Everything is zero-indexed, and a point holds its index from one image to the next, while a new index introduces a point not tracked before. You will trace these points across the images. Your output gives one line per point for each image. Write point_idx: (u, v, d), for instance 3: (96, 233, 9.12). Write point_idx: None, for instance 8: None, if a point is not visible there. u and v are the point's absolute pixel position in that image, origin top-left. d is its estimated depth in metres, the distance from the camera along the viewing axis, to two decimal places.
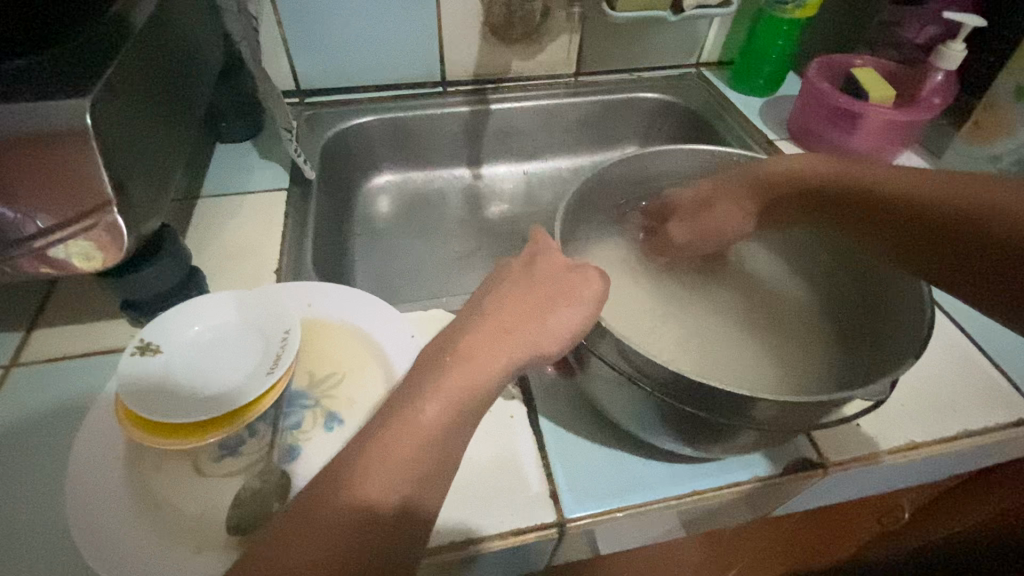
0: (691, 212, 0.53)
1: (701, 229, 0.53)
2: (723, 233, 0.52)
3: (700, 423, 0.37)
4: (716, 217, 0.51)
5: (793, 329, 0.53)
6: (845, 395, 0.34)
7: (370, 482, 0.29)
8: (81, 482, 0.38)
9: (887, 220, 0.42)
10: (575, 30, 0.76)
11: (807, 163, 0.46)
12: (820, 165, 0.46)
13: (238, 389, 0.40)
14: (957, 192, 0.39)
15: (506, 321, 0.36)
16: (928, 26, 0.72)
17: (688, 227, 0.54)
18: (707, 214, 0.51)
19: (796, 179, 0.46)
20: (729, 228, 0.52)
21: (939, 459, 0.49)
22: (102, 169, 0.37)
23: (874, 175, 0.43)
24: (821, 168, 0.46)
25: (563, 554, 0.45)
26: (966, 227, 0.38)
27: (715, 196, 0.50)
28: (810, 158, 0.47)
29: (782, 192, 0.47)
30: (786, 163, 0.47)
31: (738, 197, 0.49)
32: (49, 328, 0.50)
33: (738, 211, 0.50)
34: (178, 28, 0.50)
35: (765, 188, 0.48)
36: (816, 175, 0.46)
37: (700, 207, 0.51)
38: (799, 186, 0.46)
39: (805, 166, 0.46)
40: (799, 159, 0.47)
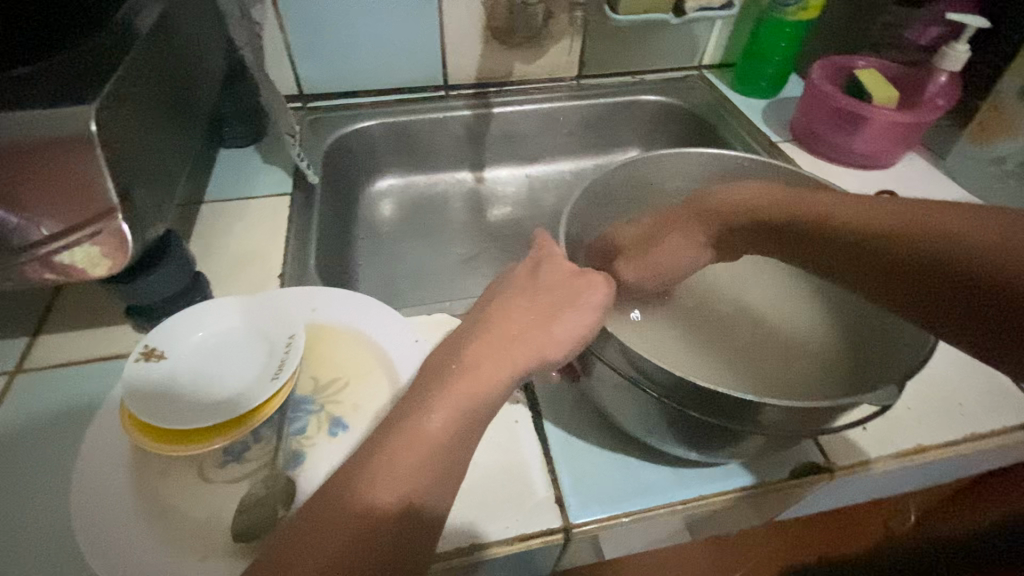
0: (635, 252, 0.49)
1: (648, 267, 0.48)
2: (674, 269, 0.49)
3: (706, 429, 0.36)
4: (667, 249, 0.48)
5: (794, 337, 0.53)
6: (853, 400, 0.33)
7: (374, 492, 0.29)
8: (85, 490, 0.38)
9: (839, 252, 0.39)
10: (577, 33, 0.76)
11: (750, 194, 0.44)
12: (761, 194, 0.43)
13: (242, 395, 0.40)
14: (895, 215, 0.37)
15: (511, 327, 0.36)
16: (931, 27, 0.72)
17: (638, 264, 0.48)
18: (655, 248, 0.48)
19: (744, 212, 0.44)
20: (681, 264, 0.49)
21: (945, 462, 0.49)
22: (106, 175, 0.37)
23: (817, 203, 0.40)
24: (762, 198, 0.43)
25: (568, 559, 0.44)
26: (922, 257, 0.35)
27: (665, 230, 0.48)
28: (752, 186, 0.44)
29: (732, 224, 0.45)
30: (728, 194, 0.45)
31: (694, 226, 0.47)
32: (54, 334, 0.50)
33: (688, 242, 0.48)
34: (182, 34, 0.51)
35: (712, 220, 0.46)
36: (761, 207, 0.43)
37: (648, 242, 0.49)
38: (747, 220, 0.44)
39: (748, 198, 0.44)
40: (740, 190, 0.44)
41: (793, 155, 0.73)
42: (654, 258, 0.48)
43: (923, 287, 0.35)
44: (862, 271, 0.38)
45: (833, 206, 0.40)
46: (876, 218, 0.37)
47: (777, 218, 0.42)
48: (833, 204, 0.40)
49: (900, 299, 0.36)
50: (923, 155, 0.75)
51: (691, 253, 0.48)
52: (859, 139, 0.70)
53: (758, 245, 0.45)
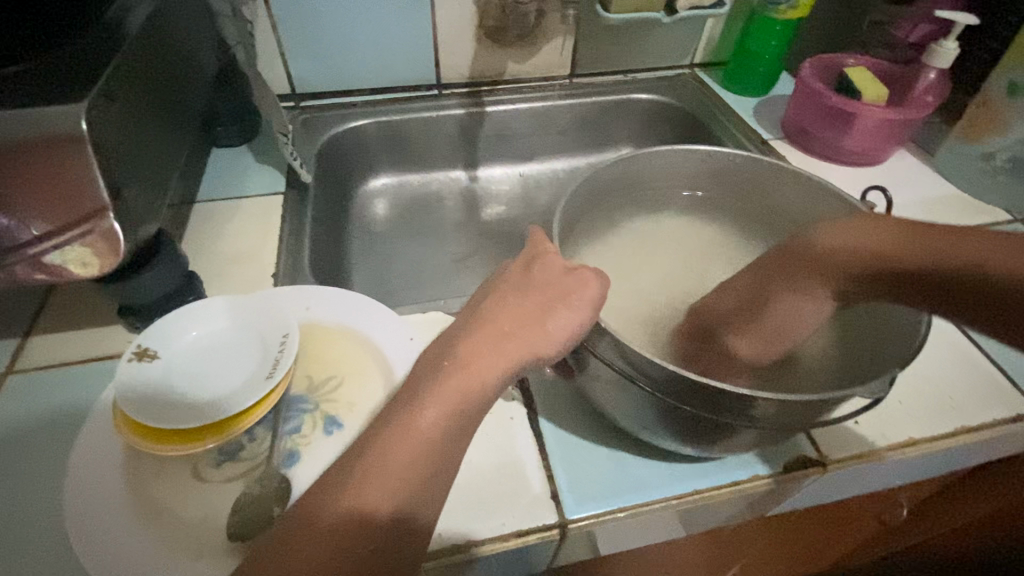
0: (743, 318, 0.45)
1: (763, 337, 0.44)
2: (794, 333, 0.44)
3: (698, 423, 0.37)
4: (788, 313, 0.43)
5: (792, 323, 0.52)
6: (844, 393, 0.34)
7: (367, 490, 0.29)
8: (77, 492, 0.38)
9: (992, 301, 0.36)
10: (569, 32, 0.76)
11: (874, 237, 0.41)
12: (891, 240, 0.40)
13: (236, 395, 0.40)
14: None
15: (505, 325, 0.36)
16: (920, 25, 0.72)
17: (748, 330, 0.44)
18: (771, 313, 0.44)
19: (866, 261, 0.40)
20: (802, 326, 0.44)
21: (938, 455, 0.49)
22: (98, 175, 0.37)
23: (968, 249, 0.37)
24: (895, 244, 0.40)
25: (564, 555, 0.45)
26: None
27: (771, 289, 0.44)
28: (874, 228, 0.41)
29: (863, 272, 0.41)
30: (847, 239, 0.41)
31: (807, 281, 0.43)
32: (46, 334, 0.50)
33: (804, 300, 0.43)
34: (173, 33, 0.50)
35: (830, 274, 0.42)
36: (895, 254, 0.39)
37: (755, 306, 0.45)
38: (876, 269, 0.40)
39: (873, 242, 0.40)
40: (863, 230, 0.41)
41: (785, 152, 0.74)
42: (774, 316, 0.43)
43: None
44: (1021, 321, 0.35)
45: (979, 247, 0.37)
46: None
47: (916, 264, 0.38)
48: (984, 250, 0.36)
49: None
50: (912, 152, 0.76)
51: (817, 311, 0.43)
52: (850, 137, 0.70)
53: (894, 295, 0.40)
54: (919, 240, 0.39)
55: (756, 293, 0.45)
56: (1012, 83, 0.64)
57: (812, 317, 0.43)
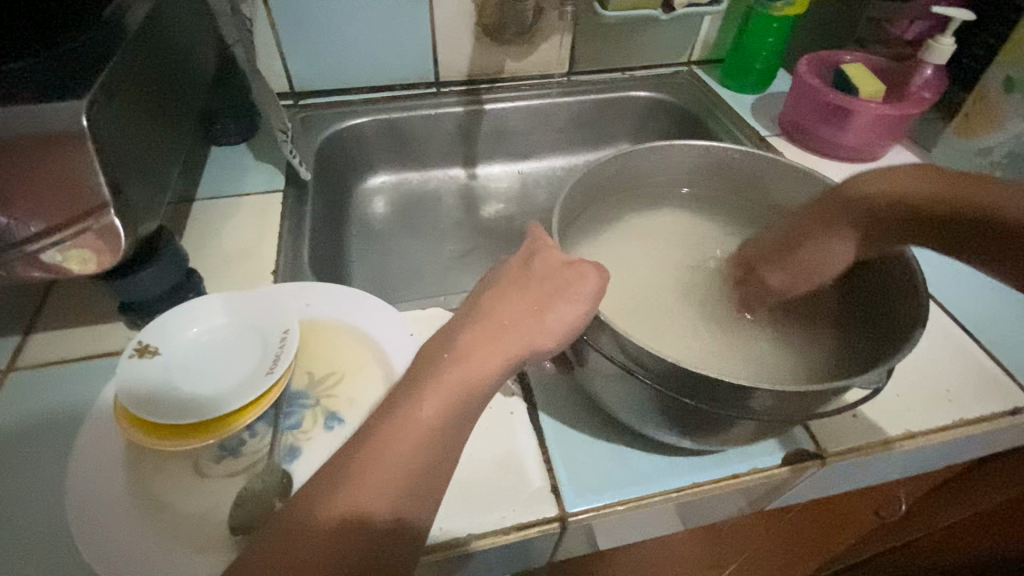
0: (775, 258, 0.50)
1: (797, 273, 0.47)
2: (824, 271, 0.47)
3: (698, 415, 0.37)
4: (818, 253, 0.46)
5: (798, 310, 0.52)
6: (842, 383, 0.34)
7: (369, 482, 0.29)
8: (78, 487, 0.38)
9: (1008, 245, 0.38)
10: (567, 30, 0.76)
11: (914, 184, 0.42)
12: (931, 186, 0.41)
13: (238, 390, 0.40)
14: None
15: (504, 318, 0.37)
16: (916, 22, 0.72)
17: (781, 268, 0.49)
18: (802, 252, 0.47)
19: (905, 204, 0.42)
20: (833, 266, 0.46)
21: (938, 447, 0.49)
22: (99, 171, 0.37)
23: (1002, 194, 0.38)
24: (935, 191, 0.41)
25: (564, 549, 0.45)
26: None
27: (806, 231, 0.46)
28: (916, 180, 0.42)
29: (901, 216, 0.43)
30: (888, 184, 0.43)
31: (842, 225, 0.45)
32: (46, 331, 0.50)
33: (838, 242, 0.45)
34: (172, 30, 0.50)
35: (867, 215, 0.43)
36: (933, 200, 0.41)
37: (789, 245, 0.48)
38: (914, 214, 0.42)
39: (916, 189, 0.42)
40: (906, 176, 0.43)
41: (782, 149, 0.74)
42: (810, 254, 0.46)
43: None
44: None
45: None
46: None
47: (956, 209, 0.40)
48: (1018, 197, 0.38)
49: None
50: (909, 148, 0.76)
51: (844, 251, 0.45)
52: (847, 132, 0.71)
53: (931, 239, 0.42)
54: (958, 187, 0.40)
55: (793, 234, 0.47)
56: (1008, 77, 0.64)
57: (840, 256, 0.46)
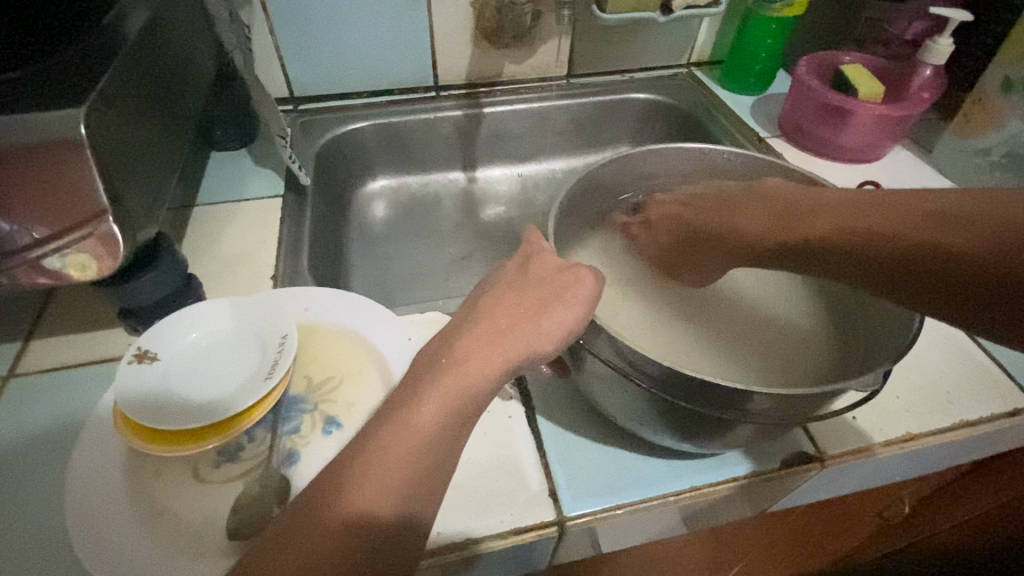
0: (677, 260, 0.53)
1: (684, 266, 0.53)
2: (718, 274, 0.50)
3: (696, 419, 0.37)
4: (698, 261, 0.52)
5: (790, 325, 0.53)
6: (838, 386, 0.34)
7: (367, 487, 0.29)
8: (77, 493, 0.38)
9: (817, 259, 0.41)
10: (566, 33, 0.76)
11: (741, 217, 0.46)
12: (754, 217, 0.45)
13: (236, 395, 0.41)
14: (885, 231, 0.37)
15: (501, 323, 0.37)
16: (914, 22, 0.73)
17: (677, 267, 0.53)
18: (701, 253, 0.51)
19: (741, 239, 0.46)
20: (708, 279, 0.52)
21: (938, 449, 0.49)
22: (97, 179, 0.37)
23: (804, 216, 0.42)
24: (757, 223, 0.45)
25: (564, 552, 0.45)
26: (884, 254, 0.36)
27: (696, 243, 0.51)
28: (741, 215, 0.46)
29: (740, 248, 0.47)
30: (728, 220, 0.47)
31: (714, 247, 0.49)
32: (46, 338, 0.50)
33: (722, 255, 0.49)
34: (170, 37, 0.51)
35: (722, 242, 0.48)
36: (753, 231, 0.45)
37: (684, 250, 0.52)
38: (749, 244, 0.46)
39: (745, 221, 0.46)
40: (735, 207, 0.47)
41: (781, 150, 0.74)
42: (692, 265, 0.52)
43: (889, 277, 0.36)
44: (835, 272, 0.40)
45: (816, 224, 0.41)
46: (853, 223, 0.38)
47: (772, 239, 0.44)
48: (813, 218, 0.41)
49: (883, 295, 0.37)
50: (910, 148, 0.75)
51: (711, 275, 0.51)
52: (846, 133, 0.70)
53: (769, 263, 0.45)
54: (769, 218, 0.44)
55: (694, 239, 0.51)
56: (1006, 79, 0.65)
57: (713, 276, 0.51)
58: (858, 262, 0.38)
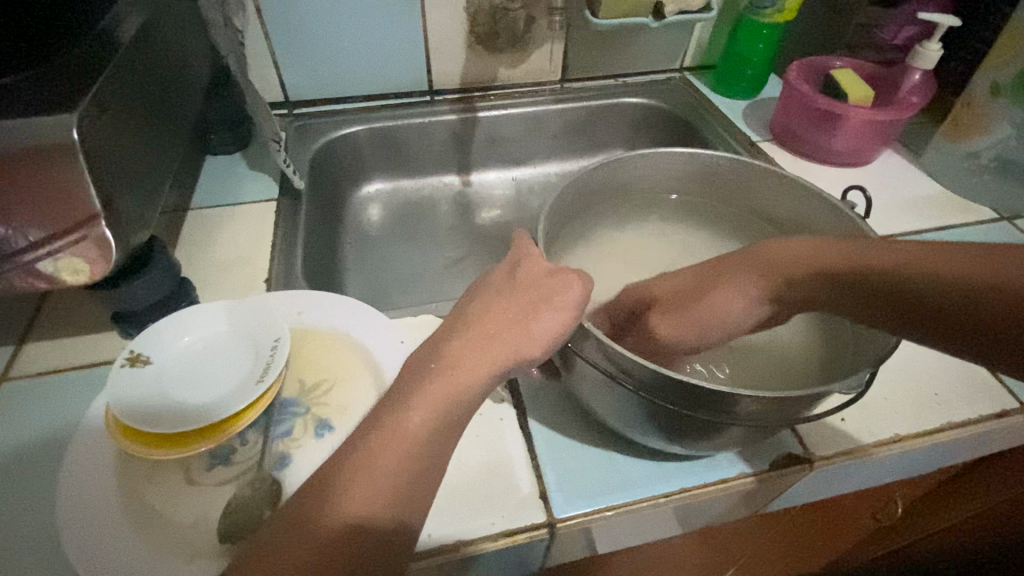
0: (672, 304, 0.45)
1: (691, 323, 0.43)
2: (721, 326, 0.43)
3: (685, 421, 0.37)
4: (715, 301, 0.43)
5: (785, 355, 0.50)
6: (823, 389, 0.34)
7: (358, 490, 0.30)
8: (70, 498, 0.38)
9: (892, 299, 0.37)
10: (559, 38, 0.77)
11: (803, 244, 0.42)
12: (820, 244, 0.41)
13: (229, 399, 0.41)
14: (976, 266, 0.35)
15: (491, 326, 0.37)
16: (905, 28, 0.74)
17: (670, 322, 0.44)
18: (696, 306, 0.43)
19: (798, 261, 0.41)
20: (729, 320, 0.43)
21: (927, 450, 0.49)
22: (90, 183, 0.38)
23: (883, 249, 0.38)
24: (824, 248, 0.40)
25: (557, 554, 0.45)
26: (975, 304, 0.34)
27: (709, 282, 0.44)
28: (800, 241, 0.42)
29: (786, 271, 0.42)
30: (786, 245, 0.42)
31: (736, 276, 0.43)
32: (40, 342, 0.50)
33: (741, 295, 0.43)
34: (165, 43, 0.51)
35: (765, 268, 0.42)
36: (819, 254, 0.40)
37: (690, 292, 0.44)
38: (807, 272, 0.41)
39: (801, 250, 0.42)
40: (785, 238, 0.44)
41: (772, 154, 0.74)
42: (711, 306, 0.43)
43: (974, 328, 0.34)
44: (906, 318, 0.37)
45: (892, 252, 0.38)
46: (939, 257, 0.36)
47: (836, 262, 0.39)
48: (896, 253, 0.38)
49: (965, 334, 0.35)
50: (900, 151, 0.76)
51: (745, 305, 0.43)
52: (837, 138, 0.71)
53: (822, 297, 0.40)
54: (838, 246, 0.40)
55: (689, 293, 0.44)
56: (994, 83, 0.65)
57: (742, 311, 0.43)
58: (942, 307, 0.35)
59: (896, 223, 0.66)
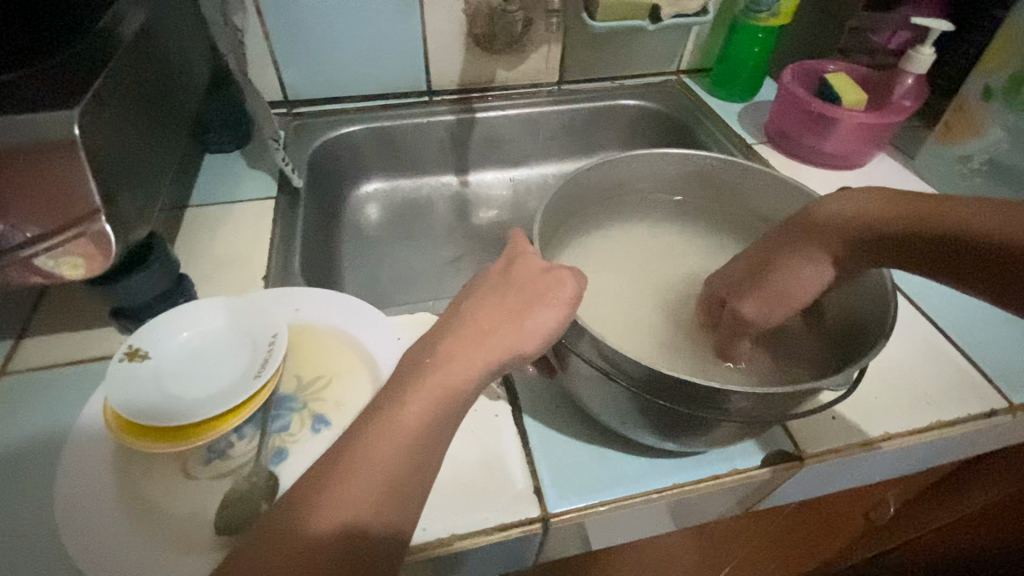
0: (743, 287, 0.46)
1: (772, 299, 0.44)
2: (793, 297, 0.44)
3: (676, 417, 0.38)
4: (787, 275, 0.44)
5: (812, 346, 0.49)
6: (811, 385, 0.35)
7: (353, 481, 0.30)
8: (67, 491, 0.39)
9: (956, 260, 0.38)
10: (556, 40, 0.78)
11: (860, 201, 0.42)
12: (877, 204, 0.42)
13: (226, 394, 0.41)
14: None
15: (485, 322, 0.37)
16: (899, 32, 0.74)
17: (755, 296, 0.44)
18: (769, 280, 0.44)
19: (857, 224, 0.42)
20: (802, 291, 0.44)
21: (917, 448, 0.50)
22: (90, 179, 0.38)
23: (947, 209, 0.39)
24: (880, 208, 0.41)
25: (551, 550, 0.45)
26: None
27: (776, 255, 0.44)
28: (858, 203, 0.42)
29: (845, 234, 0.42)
30: (846, 204, 0.42)
31: (801, 246, 0.43)
32: (38, 336, 0.51)
33: (806, 266, 0.43)
34: (166, 41, 0.52)
35: (824, 233, 0.42)
36: (880, 217, 0.41)
37: (757, 275, 0.45)
38: (866, 235, 0.41)
39: (862, 210, 0.42)
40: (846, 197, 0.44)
41: (767, 156, 0.75)
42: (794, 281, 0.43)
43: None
44: (969, 275, 0.38)
45: (959, 213, 0.38)
46: (1011, 214, 0.36)
47: (901, 224, 0.40)
48: (949, 212, 0.39)
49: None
50: (892, 155, 0.77)
51: (820, 277, 0.43)
52: (831, 141, 0.72)
53: (883, 258, 0.41)
54: (895, 205, 0.41)
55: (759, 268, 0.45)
56: (986, 87, 0.66)
57: (817, 283, 0.43)
58: (1005, 266, 0.36)
59: None
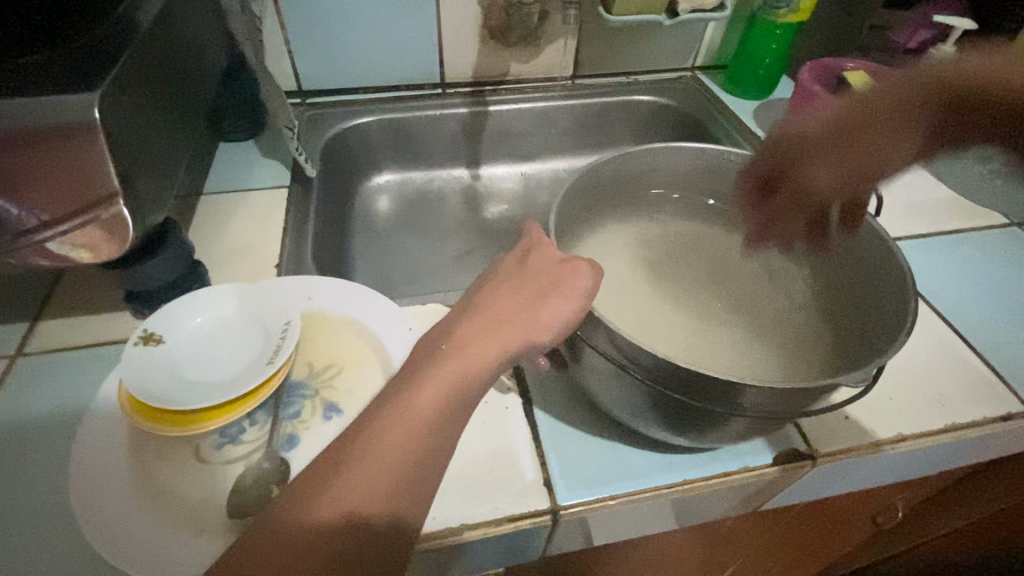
0: (815, 149, 0.49)
1: (845, 164, 0.48)
2: (864, 171, 0.48)
3: (689, 412, 0.37)
4: (865, 150, 0.47)
5: (817, 335, 0.51)
6: (829, 381, 0.34)
7: (367, 466, 0.30)
8: (81, 472, 0.39)
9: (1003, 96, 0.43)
10: (571, 34, 0.77)
11: (918, 85, 0.46)
12: (937, 85, 0.45)
13: (239, 379, 0.42)
14: None
15: (501, 313, 0.37)
16: (920, 30, 0.73)
17: (829, 165, 0.48)
18: (846, 147, 0.48)
19: (916, 100, 0.46)
20: (872, 167, 0.48)
21: (931, 450, 0.49)
22: (110, 163, 0.38)
23: (999, 70, 0.43)
24: (938, 89, 0.45)
25: (558, 543, 0.45)
26: None
27: (847, 138, 0.48)
28: (921, 81, 0.46)
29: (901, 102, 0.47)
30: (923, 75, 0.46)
31: (872, 140, 0.47)
32: (53, 319, 0.51)
33: (882, 151, 0.47)
34: (183, 27, 0.52)
35: (903, 97, 0.46)
36: (935, 97, 0.45)
37: (840, 137, 0.48)
38: (924, 99, 0.46)
39: (921, 93, 0.46)
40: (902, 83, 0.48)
41: None
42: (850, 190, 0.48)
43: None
44: (1006, 117, 0.44)
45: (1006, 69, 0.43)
46: None
47: (954, 95, 0.45)
48: (1000, 70, 0.43)
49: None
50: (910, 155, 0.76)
51: (898, 147, 0.47)
52: None
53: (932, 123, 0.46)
54: (953, 89, 0.45)
55: (833, 138, 0.49)
56: None
57: (899, 152, 0.47)
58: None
59: (905, 226, 0.66)
